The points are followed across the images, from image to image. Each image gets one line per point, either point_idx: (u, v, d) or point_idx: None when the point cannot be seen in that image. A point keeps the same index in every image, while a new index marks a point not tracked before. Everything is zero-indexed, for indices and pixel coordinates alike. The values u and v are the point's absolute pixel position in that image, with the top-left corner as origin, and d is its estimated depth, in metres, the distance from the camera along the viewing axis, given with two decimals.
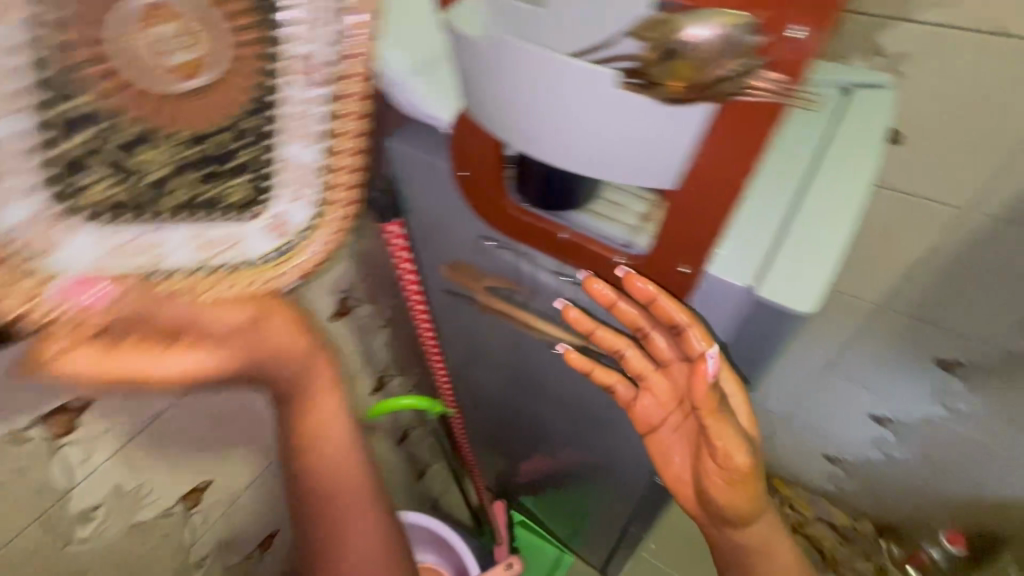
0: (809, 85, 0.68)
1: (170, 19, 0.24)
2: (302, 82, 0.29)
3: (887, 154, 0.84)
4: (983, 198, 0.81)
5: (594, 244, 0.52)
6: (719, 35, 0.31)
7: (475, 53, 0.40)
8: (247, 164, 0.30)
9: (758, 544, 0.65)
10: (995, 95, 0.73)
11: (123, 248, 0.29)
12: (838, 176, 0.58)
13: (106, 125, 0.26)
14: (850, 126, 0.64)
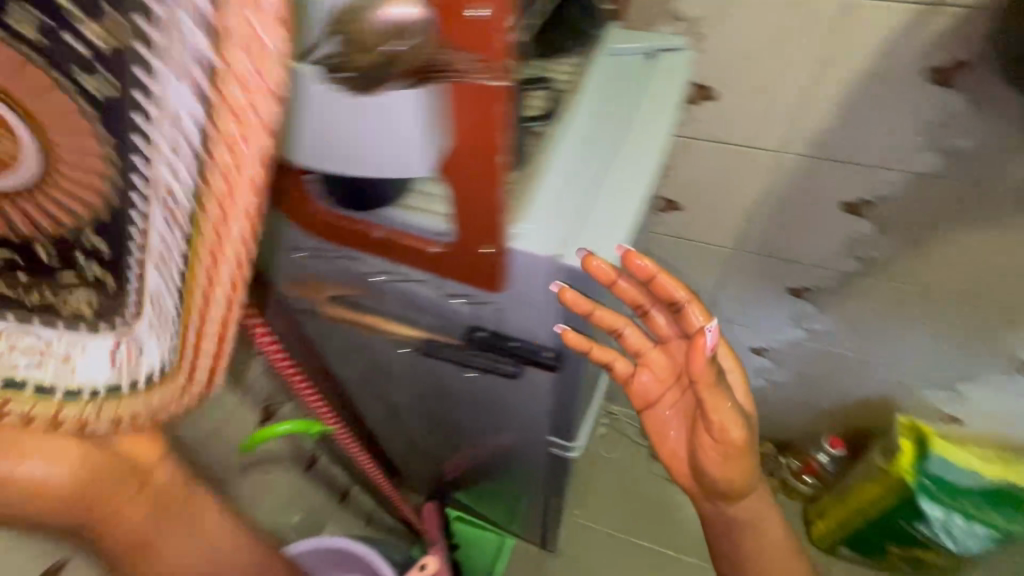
0: (616, 51, 0.70)
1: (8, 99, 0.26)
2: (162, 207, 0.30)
3: (706, 110, 0.91)
4: (789, 140, 0.90)
5: (409, 238, 0.52)
6: (413, 15, 0.35)
7: None
8: (100, 275, 0.33)
9: (749, 516, 0.70)
10: (778, 46, 0.80)
11: None
12: (639, 142, 0.61)
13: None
14: (652, 91, 0.67)
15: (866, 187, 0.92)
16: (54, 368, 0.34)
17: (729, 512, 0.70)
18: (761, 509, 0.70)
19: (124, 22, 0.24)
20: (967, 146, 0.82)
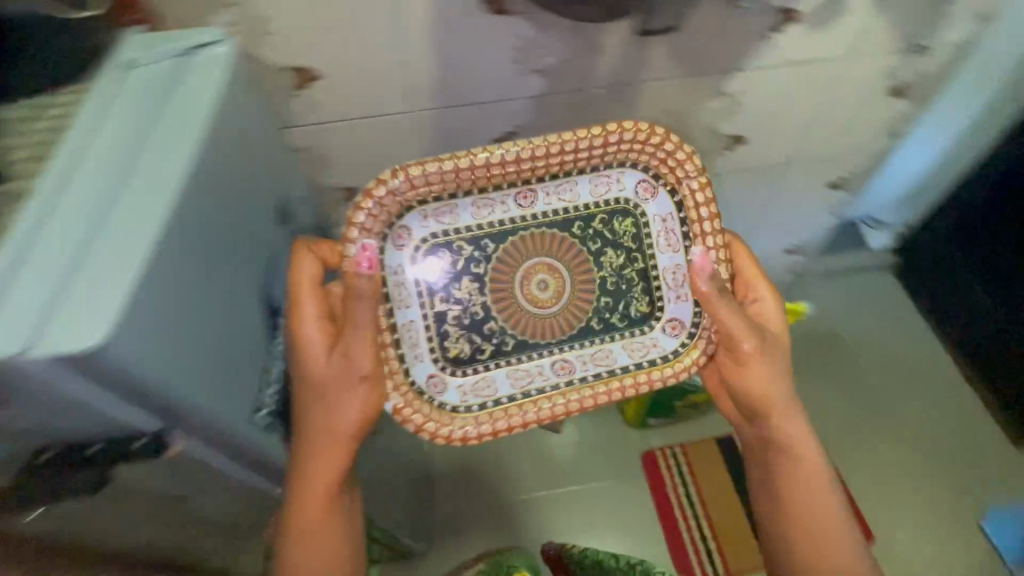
0: (133, 69, 0.64)
1: (523, 295, 0.84)
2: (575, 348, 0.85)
3: (320, 91, 0.86)
4: (412, 99, 0.90)
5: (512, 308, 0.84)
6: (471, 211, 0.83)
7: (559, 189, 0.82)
8: (588, 333, 0.85)
9: (806, 467, 0.86)
10: (343, 13, 0.76)
11: (482, 380, 0.82)
12: (148, 176, 0.56)
13: (500, 309, 0.84)
14: (176, 105, 0.62)
15: (503, 122, 0.98)
16: (495, 386, 0.82)
17: (785, 455, 0.87)
18: (814, 464, 0.86)
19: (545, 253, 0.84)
20: (554, 63, 0.88)
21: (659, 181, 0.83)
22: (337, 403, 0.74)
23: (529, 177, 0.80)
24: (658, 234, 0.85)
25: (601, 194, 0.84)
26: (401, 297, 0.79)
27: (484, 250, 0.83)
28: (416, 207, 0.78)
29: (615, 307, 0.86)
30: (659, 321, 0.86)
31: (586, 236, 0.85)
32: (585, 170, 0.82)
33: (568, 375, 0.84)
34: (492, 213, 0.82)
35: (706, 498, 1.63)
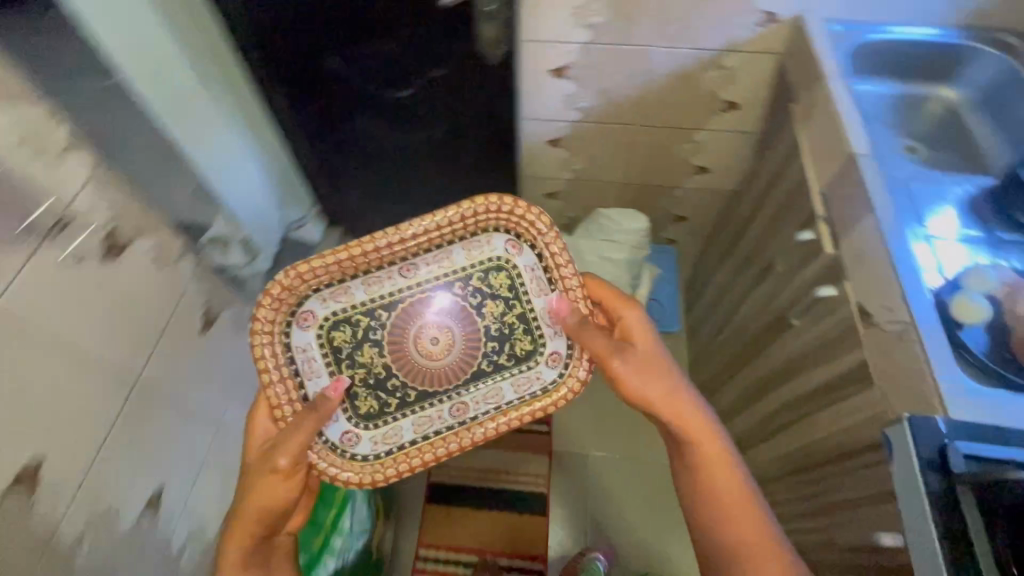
0: None
1: (438, 341, 1.01)
2: (484, 398, 1.00)
3: None
4: None
5: (416, 364, 1.01)
6: (356, 293, 1.00)
7: (428, 264, 1.01)
8: (477, 374, 1.01)
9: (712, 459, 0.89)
10: None
11: (384, 438, 0.99)
12: None
13: (405, 368, 1.01)
14: None
15: None
16: (387, 443, 0.99)
17: (692, 450, 0.90)
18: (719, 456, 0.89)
19: (439, 296, 1.02)
20: None
21: (523, 244, 1.00)
22: (268, 485, 0.87)
23: (404, 255, 1.00)
24: (531, 284, 1.01)
25: (471, 258, 1.01)
26: (314, 360, 0.98)
27: (382, 320, 1.00)
28: (317, 294, 0.98)
29: (506, 348, 1.02)
30: (540, 357, 1.01)
31: (468, 293, 1.02)
32: (454, 242, 1.00)
33: (462, 415, 1.00)
34: (380, 287, 1.00)
35: (483, 544, 1.60)
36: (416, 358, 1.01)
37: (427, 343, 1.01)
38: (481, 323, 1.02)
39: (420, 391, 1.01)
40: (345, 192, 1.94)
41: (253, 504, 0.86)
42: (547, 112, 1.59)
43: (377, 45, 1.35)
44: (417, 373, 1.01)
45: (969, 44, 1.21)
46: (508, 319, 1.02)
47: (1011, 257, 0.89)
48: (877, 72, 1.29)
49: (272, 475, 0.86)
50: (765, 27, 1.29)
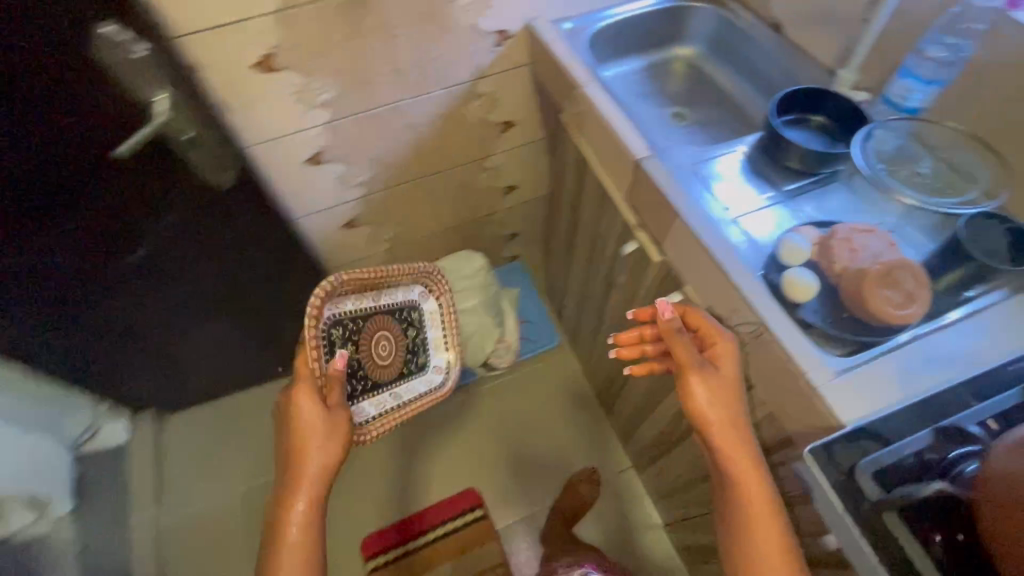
0: None
1: (389, 342, 1.21)
2: (416, 386, 1.27)
3: None
4: None
5: (377, 364, 1.19)
6: (351, 299, 1.12)
7: (394, 288, 1.21)
8: (405, 372, 1.26)
9: (753, 492, 0.76)
10: None
11: (356, 411, 1.16)
12: None
13: (372, 361, 1.18)
14: None
15: None
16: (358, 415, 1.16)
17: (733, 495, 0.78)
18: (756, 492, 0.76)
19: (383, 313, 1.19)
20: None
21: (433, 292, 1.29)
22: (325, 415, 0.93)
23: (373, 279, 1.13)
24: (431, 321, 1.30)
25: (405, 291, 1.23)
26: (325, 343, 1.06)
27: (359, 324, 1.13)
28: (332, 298, 1.07)
29: (416, 356, 1.27)
30: (429, 365, 1.30)
31: (405, 322, 1.25)
32: (400, 286, 1.23)
33: (399, 396, 1.23)
34: (365, 298, 1.14)
35: None
36: (377, 355, 1.18)
37: (388, 343, 1.21)
38: (405, 337, 1.25)
39: (374, 379, 1.19)
40: (134, 375, 1.49)
41: (311, 419, 0.91)
42: (326, 201, 1.38)
43: (47, 236, 0.96)
44: (389, 367, 1.22)
45: (681, 2, 1.25)
46: (418, 338, 1.27)
47: (802, 203, 0.92)
48: (619, 52, 1.30)
49: (328, 407, 0.94)
50: (503, 45, 1.21)
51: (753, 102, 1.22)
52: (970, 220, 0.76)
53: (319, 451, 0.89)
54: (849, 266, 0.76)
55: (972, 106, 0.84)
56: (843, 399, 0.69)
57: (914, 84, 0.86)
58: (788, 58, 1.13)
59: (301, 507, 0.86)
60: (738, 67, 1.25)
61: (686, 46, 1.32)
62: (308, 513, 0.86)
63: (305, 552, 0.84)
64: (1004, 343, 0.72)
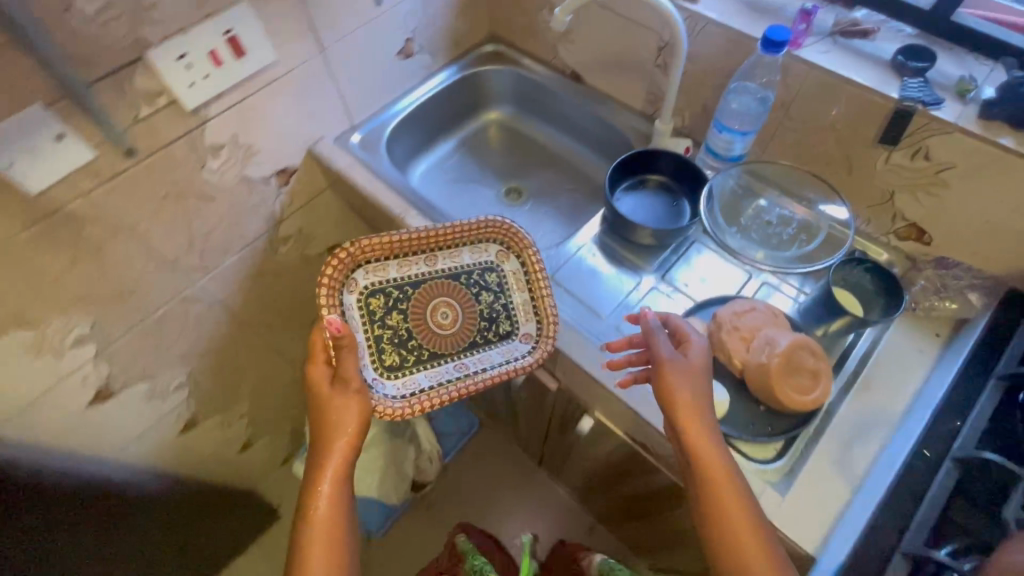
0: None
1: (452, 309, 0.84)
2: (505, 348, 0.83)
3: None
4: None
5: (434, 337, 0.83)
6: (394, 269, 0.83)
7: (455, 256, 0.86)
8: (482, 334, 0.84)
9: (723, 481, 0.60)
10: None
11: (399, 385, 0.80)
12: None
13: (421, 335, 0.83)
14: None
15: None
16: (393, 388, 0.79)
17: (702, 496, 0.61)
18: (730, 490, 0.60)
19: (442, 279, 0.85)
20: None
21: (513, 251, 0.87)
22: (340, 381, 0.71)
23: (424, 247, 0.84)
24: (514, 284, 0.86)
25: (478, 256, 0.86)
26: (352, 314, 0.81)
27: (408, 293, 0.83)
28: (366, 265, 0.82)
29: (494, 323, 0.85)
30: (516, 330, 0.84)
31: (474, 283, 0.85)
32: (465, 248, 0.86)
33: (468, 369, 0.81)
34: (409, 264, 0.84)
35: None
36: (429, 327, 0.83)
37: (448, 315, 0.84)
38: (473, 317, 0.85)
39: (425, 362, 0.82)
40: None
41: (322, 395, 0.71)
42: (140, 424, 1.07)
43: None
44: (456, 337, 0.84)
45: (471, 71, 1.13)
46: (494, 307, 0.85)
47: (675, 279, 0.85)
48: (426, 139, 1.15)
49: (342, 376, 0.70)
50: (291, 182, 1.00)
51: (580, 156, 1.15)
52: (834, 266, 0.74)
53: (338, 435, 0.69)
54: (751, 358, 0.71)
55: (788, 138, 0.82)
56: (799, 521, 0.63)
57: (732, 137, 0.81)
58: (598, 106, 1.07)
59: (325, 489, 0.68)
60: (552, 120, 1.17)
61: (495, 108, 1.21)
62: (335, 496, 0.69)
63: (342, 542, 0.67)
64: (906, 382, 0.71)
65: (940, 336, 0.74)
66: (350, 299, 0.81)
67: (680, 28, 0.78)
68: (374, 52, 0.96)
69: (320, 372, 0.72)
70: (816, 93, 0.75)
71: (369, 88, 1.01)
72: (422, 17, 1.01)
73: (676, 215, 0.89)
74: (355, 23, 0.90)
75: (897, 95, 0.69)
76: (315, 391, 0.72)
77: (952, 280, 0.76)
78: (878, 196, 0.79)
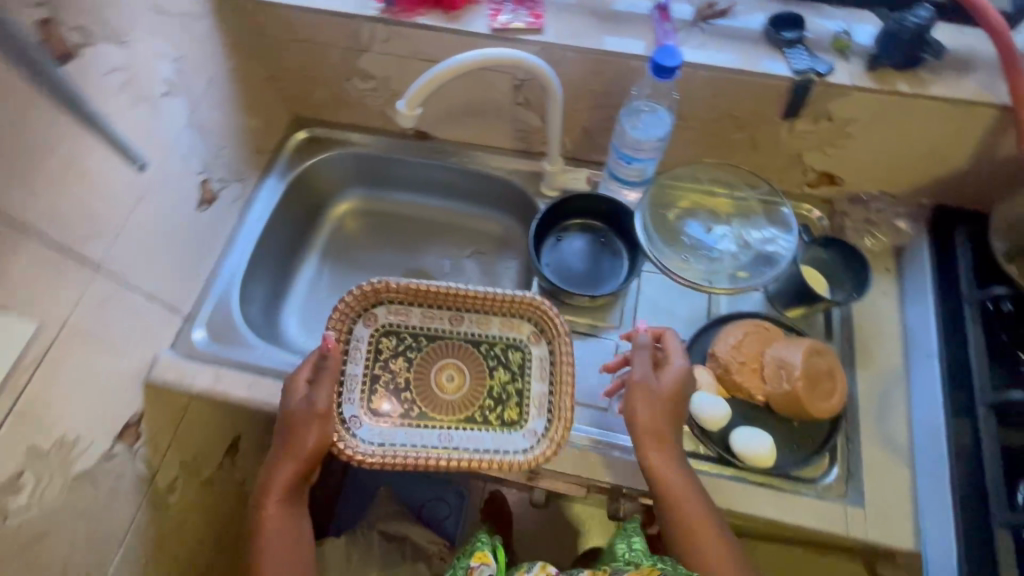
0: None
1: (466, 371, 0.74)
2: (509, 435, 0.70)
3: None
4: None
5: (429, 404, 0.72)
6: (418, 321, 0.75)
7: (471, 317, 0.75)
8: (482, 409, 0.72)
9: (696, 518, 0.58)
10: None
11: (378, 425, 0.70)
12: None
13: (423, 391, 0.73)
14: None
15: None
16: (370, 424, 0.70)
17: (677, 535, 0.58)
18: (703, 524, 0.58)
19: (460, 342, 0.75)
20: None
21: (546, 333, 0.74)
22: (308, 401, 0.63)
23: (448, 302, 0.75)
24: (536, 374, 0.73)
25: (507, 330, 0.75)
26: (357, 349, 0.73)
27: (421, 347, 0.74)
28: (389, 304, 0.75)
29: (502, 404, 0.72)
30: (526, 418, 0.71)
31: (490, 354, 0.74)
32: (491, 320, 0.75)
33: (453, 443, 0.70)
34: (414, 324, 0.75)
35: None
36: (433, 385, 0.73)
37: (462, 378, 0.74)
38: (478, 393, 0.73)
39: (410, 421, 0.71)
40: None
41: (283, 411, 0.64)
42: None
43: None
44: (455, 407, 0.72)
45: (293, 175, 0.88)
46: (507, 386, 0.73)
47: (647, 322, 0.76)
48: (275, 276, 0.89)
49: (318, 396, 0.63)
50: (143, 434, 0.71)
51: (460, 214, 0.97)
52: (795, 258, 0.72)
53: (297, 456, 0.62)
54: (772, 389, 0.67)
55: (685, 133, 0.75)
56: (885, 523, 0.63)
57: (645, 165, 0.72)
58: (463, 158, 0.90)
59: (274, 502, 0.63)
60: (412, 186, 0.96)
61: (338, 199, 0.96)
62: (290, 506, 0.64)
63: (294, 552, 0.64)
64: (888, 332, 0.73)
65: (891, 270, 0.76)
66: (359, 329, 0.74)
67: (546, 68, 0.65)
68: (169, 221, 0.70)
69: (292, 388, 0.64)
70: (707, 89, 0.68)
71: (182, 264, 0.74)
72: (206, 149, 0.74)
73: (610, 251, 0.80)
74: (129, 207, 0.64)
75: (787, 73, 0.65)
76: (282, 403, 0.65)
77: (878, 212, 0.77)
78: (786, 160, 0.76)
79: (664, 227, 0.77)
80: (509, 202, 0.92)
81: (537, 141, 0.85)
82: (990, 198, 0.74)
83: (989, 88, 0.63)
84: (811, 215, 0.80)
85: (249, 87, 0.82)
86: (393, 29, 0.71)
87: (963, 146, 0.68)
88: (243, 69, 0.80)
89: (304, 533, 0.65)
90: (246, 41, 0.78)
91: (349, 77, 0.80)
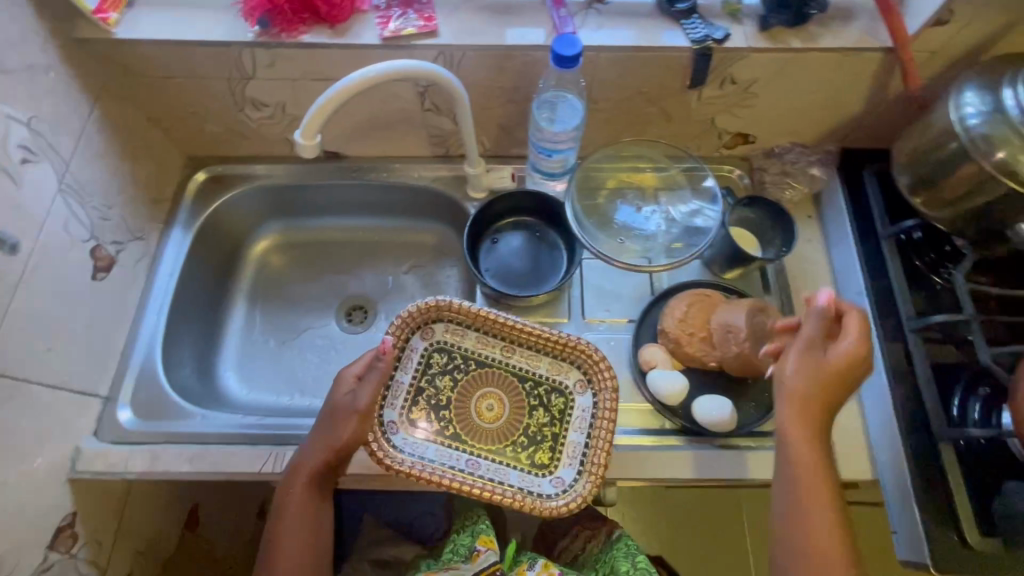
0: None
1: (508, 402, 0.71)
2: (525, 476, 0.68)
3: None
4: None
5: (466, 432, 0.70)
6: (474, 343, 0.73)
7: (519, 347, 0.72)
8: (511, 445, 0.69)
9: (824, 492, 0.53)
10: None
11: (409, 434, 0.69)
12: None
13: (461, 412, 0.71)
14: None
15: None
16: (402, 430, 0.69)
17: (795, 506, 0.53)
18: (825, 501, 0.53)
19: (508, 378, 0.72)
20: None
21: (593, 382, 0.70)
22: (355, 394, 0.62)
23: (503, 330, 0.72)
24: (576, 423, 0.69)
25: (555, 372, 0.71)
26: (410, 359, 0.71)
27: (471, 371, 0.72)
28: (448, 321, 0.72)
29: (535, 447, 0.69)
30: (557, 463, 0.68)
31: (534, 393, 0.71)
32: (541, 359, 0.72)
33: (480, 472, 0.67)
34: (465, 351, 0.72)
35: None
36: (474, 407, 0.71)
37: (502, 407, 0.71)
38: (513, 432, 0.70)
39: (441, 441, 0.69)
40: None
41: (328, 404, 0.63)
42: None
43: None
44: (484, 441, 0.69)
45: (200, 221, 0.81)
46: (544, 430, 0.70)
47: (595, 309, 0.76)
48: (202, 331, 0.82)
49: (367, 390, 0.62)
50: (81, 535, 0.64)
51: (390, 230, 0.92)
52: (722, 223, 0.73)
53: (330, 446, 0.60)
54: (722, 354, 0.68)
55: (600, 115, 0.75)
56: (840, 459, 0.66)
57: (566, 155, 0.72)
58: (382, 173, 0.86)
59: (299, 487, 0.61)
60: (338, 210, 0.91)
61: (257, 237, 0.90)
62: (318, 495, 0.62)
63: (310, 546, 0.60)
64: (819, 277, 0.76)
65: (813, 217, 0.79)
66: (416, 343, 0.72)
67: (446, 74, 0.62)
68: (60, 300, 0.63)
69: (343, 381, 0.63)
70: (613, 70, 0.68)
71: (88, 342, 0.67)
72: (90, 211, 0.67)
73: (547, 244, 0.79)
74: (6, 293, 0.57)
75: (685, 44, 0.65)
76: (329, 397, 0.63)
77: (793, 163, 0.79)
78: (701, 126, 0.77)
79: (595, 212, 0.77)
80: (438, 210, 0.89)
81: (455, 144, 0.82)
82: (891, 134, 0.78)
83: (872, 33, 0.66)
84: (732, 175, 0.82)
85: (130, 133, 0.74)
86: (276, 51, 0.65)
87: (859, 90, 0.71)
88: (118, 116, 0.72)
89: (324, 526, 0.62)
90: (115, 85, 0.71)
91: (239, 107, 0.74)
